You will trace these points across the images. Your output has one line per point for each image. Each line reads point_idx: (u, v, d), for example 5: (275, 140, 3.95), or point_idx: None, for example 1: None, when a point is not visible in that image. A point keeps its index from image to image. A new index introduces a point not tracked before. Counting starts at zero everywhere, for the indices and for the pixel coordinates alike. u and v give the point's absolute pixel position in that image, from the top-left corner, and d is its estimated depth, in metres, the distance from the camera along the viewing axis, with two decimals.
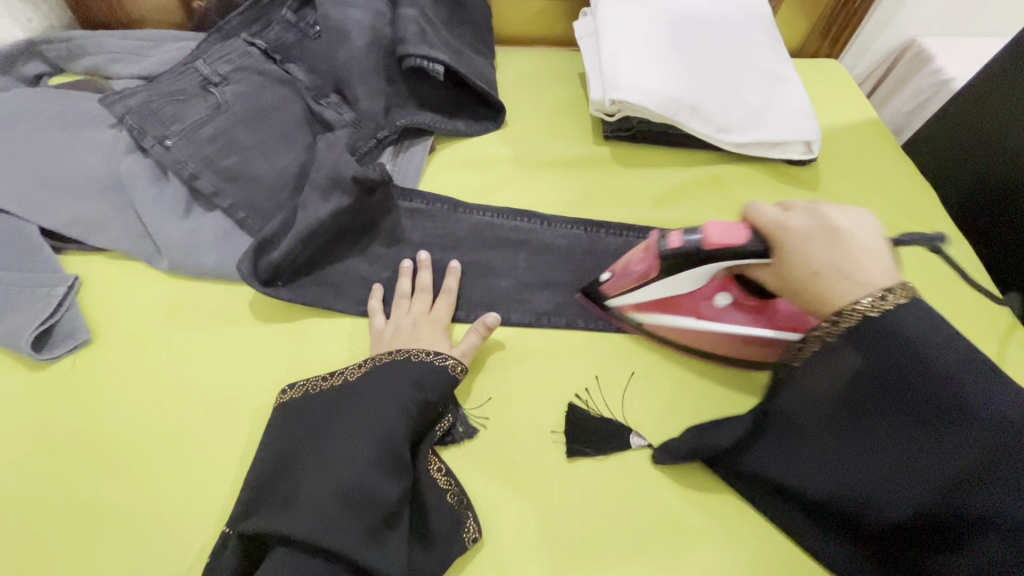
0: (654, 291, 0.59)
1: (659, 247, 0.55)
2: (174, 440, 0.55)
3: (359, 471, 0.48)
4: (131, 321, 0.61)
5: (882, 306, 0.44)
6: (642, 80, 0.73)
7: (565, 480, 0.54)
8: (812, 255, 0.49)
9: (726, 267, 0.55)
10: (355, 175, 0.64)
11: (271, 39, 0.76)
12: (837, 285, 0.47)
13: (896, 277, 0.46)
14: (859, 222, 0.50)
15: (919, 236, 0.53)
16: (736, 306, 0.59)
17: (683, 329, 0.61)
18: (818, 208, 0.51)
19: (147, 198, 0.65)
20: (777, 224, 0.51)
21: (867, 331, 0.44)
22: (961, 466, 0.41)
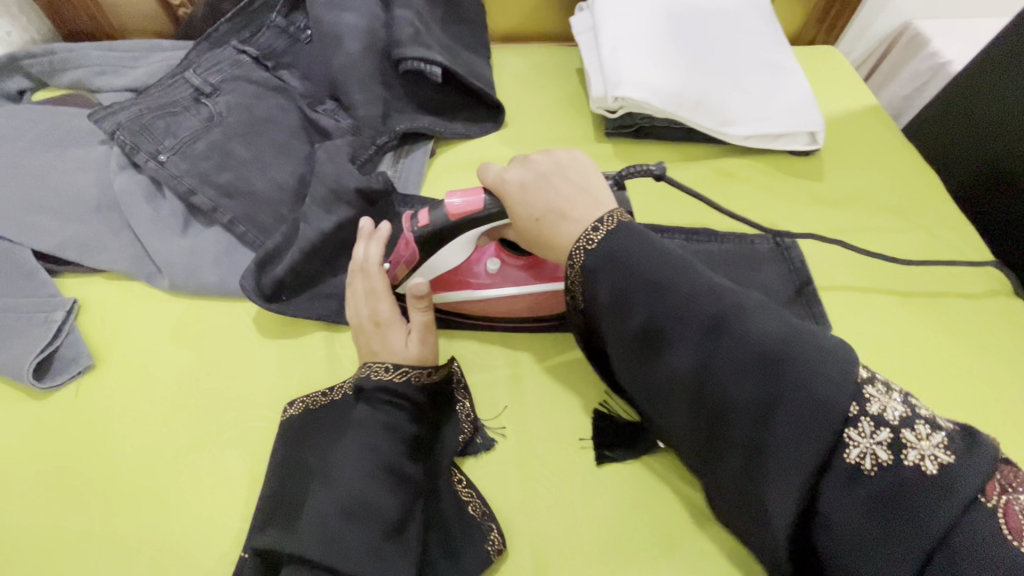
0: (427, 270, 0.59)
1: (411, 230, 0.56)
2: (184, 464, 0.53)
3: (363, 485, 0.47)
4: (133, 345, 0.59)
5: (595, 237, 0.47)
6: (644, 76, 0.71)
7: (588, 487, 0.53)
8: (530, 203, 0.52)
9: (483, 231, 0.57)
10: (358, 187, 0.63)
11: (262, 45, 0.74)
12: (557, 226, 0.50)
13: (606, 208, 0.50)
14: (566, 159, 0.54)
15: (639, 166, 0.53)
16: (503, 268, 0.61)
17: (468, 301, 0.61)
18: (529, 160, 0.54)
19: (144, 216, 0.63)
20: (498, 180, 0.54)
21: (601, 262, 0.47)
22: (809, 460, 0.36)
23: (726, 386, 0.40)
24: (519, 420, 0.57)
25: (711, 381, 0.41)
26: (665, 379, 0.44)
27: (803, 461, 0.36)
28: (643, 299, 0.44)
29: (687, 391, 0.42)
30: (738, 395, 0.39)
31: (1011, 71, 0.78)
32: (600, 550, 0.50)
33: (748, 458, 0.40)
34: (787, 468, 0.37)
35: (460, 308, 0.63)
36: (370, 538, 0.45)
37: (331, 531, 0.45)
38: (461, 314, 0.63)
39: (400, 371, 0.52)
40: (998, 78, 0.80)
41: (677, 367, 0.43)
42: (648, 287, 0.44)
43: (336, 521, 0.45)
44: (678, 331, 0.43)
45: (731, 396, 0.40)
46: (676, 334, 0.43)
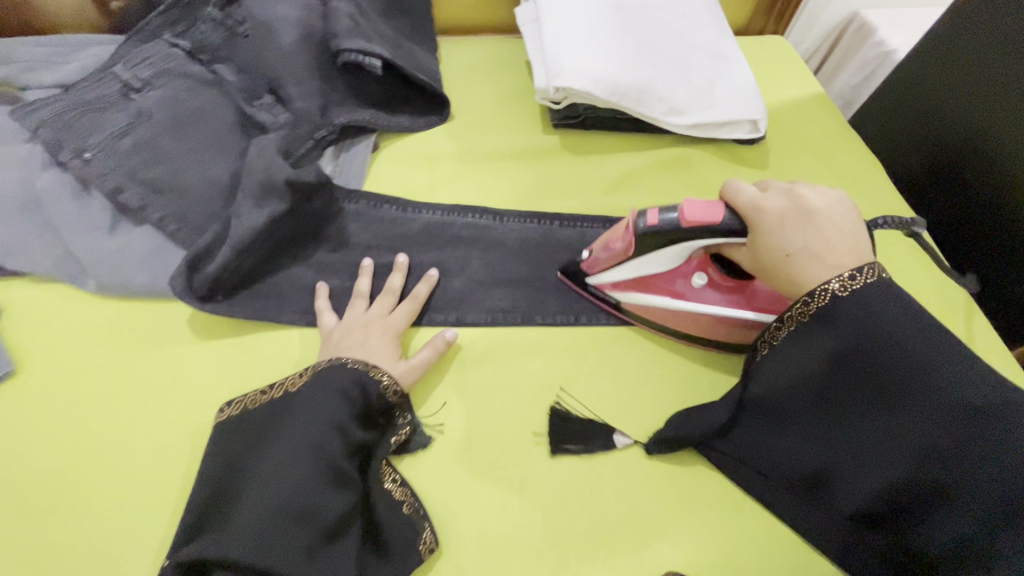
0: (631, 267, 0.58)
1: (636, 227, 0.55)
2: (109, 470, 0.52)
3: (300, 487, 0.46)
4: (59, 349, 0.57)
5: (850, 286, 0.47)
6: (586, 66, 0.71)
7: (525, 481, 0.53)
8: (787, 234, 0.50)
9: (705, 245, 0.55)
10: (289, 179, 0.61)
11: (195, 38, 0.72)
12: (808, 268, 0.49)
13: (864, 260, 0.49)
14: (833, 203, 0.52)
15: (896, 219, 0.57)
16: (712, 287, 0.58)
17: (658, 309, 0.59)
18: (797, 190, 0.52)
19: (70, 216, 0.61)
20: (753, 205, 0.51)
21: (841, 314, 0.47)
22: (941, 465, 0.43)
23: (964, 478, 0.42)
24: (458, 415, 0.56)
25: (952, 471, 0.43)
26: (861, 449, 0.47)
27: (1014, 551, 0.40)
28: (859, 376, 0.46)
29: (900, 467, 0.45)
30: (986, 492, 0.42)
31: (949, 57, 0.79)
32: (536, 543, 0.50)
33: (952, 534, 0.43)
34: (908, 464, 0.45)
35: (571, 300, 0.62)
36: (300, 538, 0.45)
37: (263, 534, 0.44)
38: (607, 305, 0.63)
39: (379, 371, 0.54)
40: (937, 66, 0.81)
41: (897, 449, 0.45)
42: (904, 373, 0.45)
43: (267, 523, 0.45)
44: (916, 417, 0.44)
45: (958, 487, 0.43)
46: (909, 420, 0.44)
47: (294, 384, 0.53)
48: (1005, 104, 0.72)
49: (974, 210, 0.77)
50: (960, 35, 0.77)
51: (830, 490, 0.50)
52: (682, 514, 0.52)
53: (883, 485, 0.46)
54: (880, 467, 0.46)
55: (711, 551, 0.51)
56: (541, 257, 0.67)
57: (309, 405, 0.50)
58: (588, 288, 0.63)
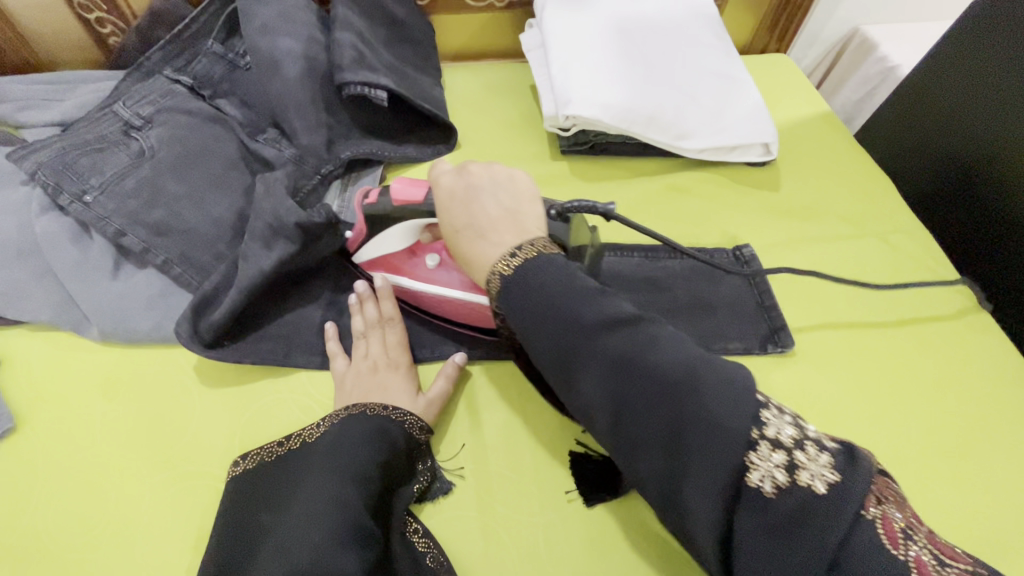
0: (372, 249, 0.60)
1: (361, 207, 0.57)
2: (116, 530, 0.50)
3: (317, 546, 0.43)
4: (60, 402, 0.55)
5: (512, 263, 0.45)
6: (594, 93, 0.70)
7: (548, 526, 0.51)
8: (454, 216, 0.51)
9: (426, 224, 0.57)
10: (299, 223, 0.59)
11: (198, 73, 0.72)
12: (471, 245, 0.49)
13: (528, 237, 0.48)
14: (505, 180, 0.52)
15: (581, 202, 0.53)
16: (447, 268, 0.59)
17: (406, 291, 0.61)
18: (466, 169, 0.52)
19: (69, 261, 0.59)
20: (434, 180, 0.54)
21: (520, 298, 0.44)
22: (651, 455, 0.38)
23: (637, 418, 0.39)
24: (478, 459, 0.54)
25: (631, 413, 0.39)
26: (575, 404, 0.42)
27: (705, 472, 0.35)
28: (541, 331, 0.43)
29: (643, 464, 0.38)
30: (654, 422, 0.38)
31: (957, 72, 0.78)
32: None
33: (660, 477, 0.37)
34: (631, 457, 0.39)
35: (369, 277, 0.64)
36: None
37: None
38: (398, 296, 0.63)
39: (400, 412, 0.53)
40: (945, 80, 0.80)
41: (591, 398, 0.41)
42: (568, 324, 0.42)
43: None
44: (580, 361, 0.41)
45: (636, 422, 0.38)
46: (611, 404, 0.40)
47: (311, 435, 0.52)
48: (1011, 119, 0.71)
49: (984, 226, 0.76)
50: (963, 50, 0.76)
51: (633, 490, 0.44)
52: None
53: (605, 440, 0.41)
54: (592, 422, 0.42)
55: None
56: None
57: (330, 457, 0.48)
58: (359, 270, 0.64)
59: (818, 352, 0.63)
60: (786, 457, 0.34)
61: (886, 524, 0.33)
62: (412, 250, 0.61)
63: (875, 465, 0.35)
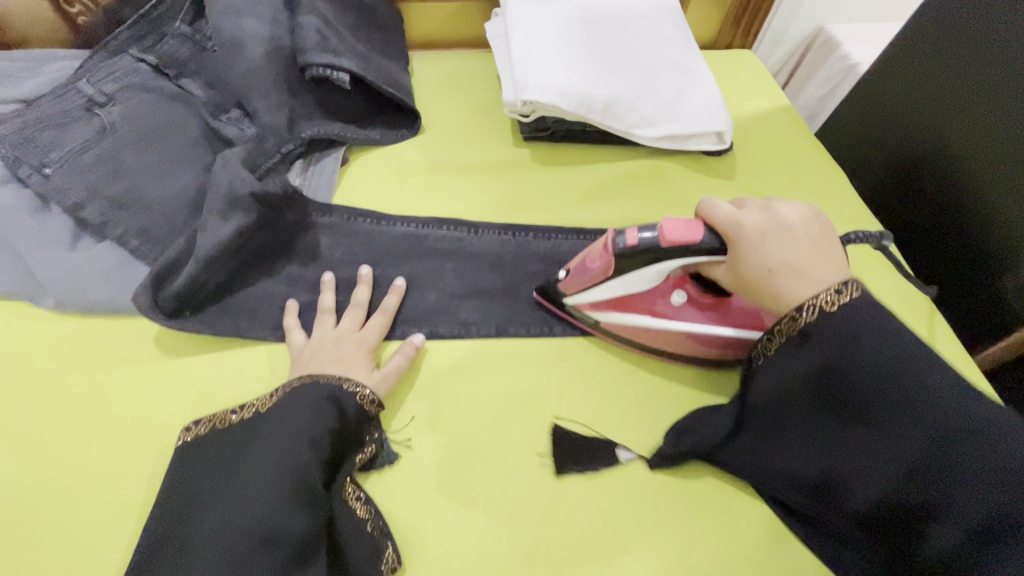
0: (613, 288, 0.57)
1: (615, 245, 0.54)
2: (66, 493, 0.51)
3: (263, 508, 0.45)
4: (16, 370, 0.56)
5: (837, 300, 0.46)
6: (553, 79, 0.72)
7: (492, 495, 0.53)
8: (769, 253, 0.49)
9: (682, 265, 0.54)
10: (254, 193, 0.61)
11: (164, 53, 0.72)
12: (790, 284, 0.48)
13: (843, 274, 0.48)
14: (809, 218, 0.51)
15: (866, 233, 0.59)
16: (692, 305, 0.58)
17: (639, 329, 0.59)
18: (774, 207, 0.52)
19: (29, 232, 0.60)
20: (732, 221, 0.51)
21: (827, 331, 0.46)
22: (946, 485, 0.41)
23: (949, 494, 0.41)
24: (428, 431, 0.56)
25: (942, 490, 0.41)
26: (850, 461, 0.46)
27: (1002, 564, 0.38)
28: (841, 390, 0.46)
29: (891, 472, 0.43)
30: (973, 508, 0.40)
31: (912, 67, 0.81)
32: (502, 558, 0.50)
33: (931, 542, 0.42)
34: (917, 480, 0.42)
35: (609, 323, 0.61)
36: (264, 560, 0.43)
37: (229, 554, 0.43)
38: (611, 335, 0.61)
39: (353, 383, 0.54)
40: (900, 75, 0.83)
41: (877, 463, 0.44)
42: (882, 393, 0.44)
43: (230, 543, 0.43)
44: (898, 429, 0.43)
45: (944, 500, 0.41)
46: (899, 429, 0.43)
47: (264, 404, 0.53)
48: (968, 104, 0.73)
49: (935, 216, 0.79)
50: (923, 38, 0.78)
51: (826, 500, 0.48)
52: (650, 526, 0.52)
53: (868, 495, 0.45)
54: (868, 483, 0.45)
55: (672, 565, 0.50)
56: (513, 270, 0.67)
57: (278, 424, 0.49)
58: (565, 307, 0.62)
59: None
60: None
61: None
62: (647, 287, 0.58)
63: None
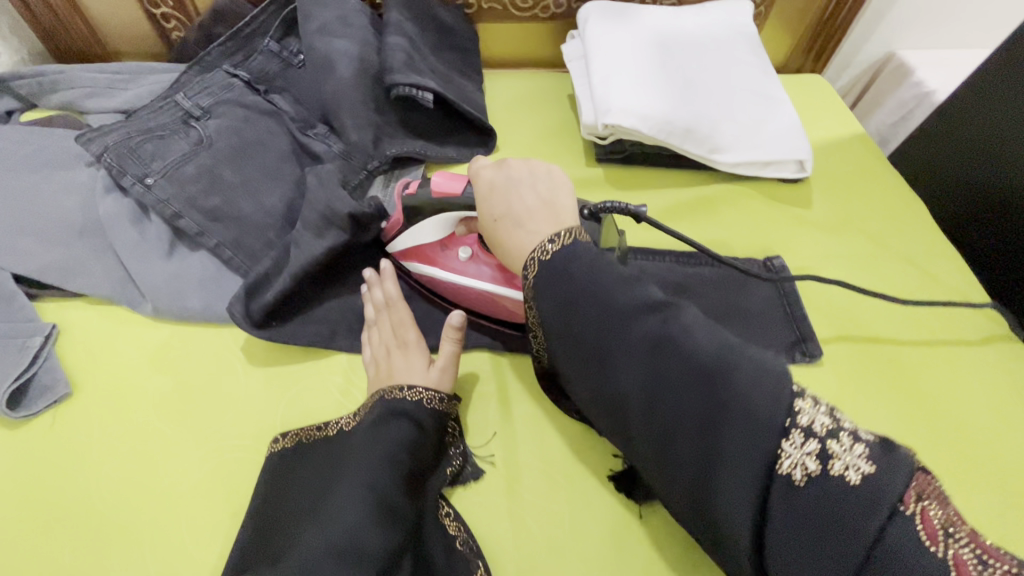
0: (407, 238, 0.63)
1: (401, 198, 0.60)
2: (162, 497, 0.52)
3: (355, 523, 0.44)
4: (115, 372, 0.58)
5: (548, 251, 0.47)
6: (633, 104, 0.72)
7: (575, 518, 0.52)
8: (494, 204, 0.54)
9: (459, 218, 0.60)
10: (351, 211, 0.61)
11: (254, 69, 0.75)
12: (509, 232, 0.52)
13: (566, 224, 0.50)
14: (558, 176, 0.54)
15: (616, 204, 0.55)
16: (478, 261, 0.62)
17: (436, 279, 0.64)
18: (506, 163, 0.56)
19: (128, 239, 0.63)
20: (475, 173, 0.57)
21: (554, 293, 0.46)
22: (724, 472, 0.36)
23: (680, 407, 0.39)
24: (509, 449, 0.56)
25: (722, 465, 0.36)
26: (609, 397, 0.43)
27: (743, 462, 0.35)
28: (574, 324, 0.45)
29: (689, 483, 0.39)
30: (696, 415, 0.38)
31: (997, 100, 0.79)
32: None
33: (694, 470, 0.38)
34: (700, 472, 0.38)
35: (429, 281, 0.65)
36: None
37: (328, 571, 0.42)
38: (427, 289, 0.66)
39: (414, 391, 0.54)
40: (984, 108, 0.81)
41: (627, 392, 0.42)
42: (570, 317, 0.45)
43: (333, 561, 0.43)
44: (618, 351, 0.43)
45: (671, 412, 0.39)
46: (669, 410, 0.40)
47: (349, 423, 0.54)
48: None
49: (1012, 251, 0.76)
50: (1017, 69, 0.75)
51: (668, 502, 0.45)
52: None
53: (636, 435, 0.42)
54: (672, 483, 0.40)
55: None
56: None
57: (366, 437, 0.50)
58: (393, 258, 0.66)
59: (851, 368, 0.63)
60: (821, 448, 0.34)
61: (925, 519, 0.31)
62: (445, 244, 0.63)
63: (917, 460, 0.33)
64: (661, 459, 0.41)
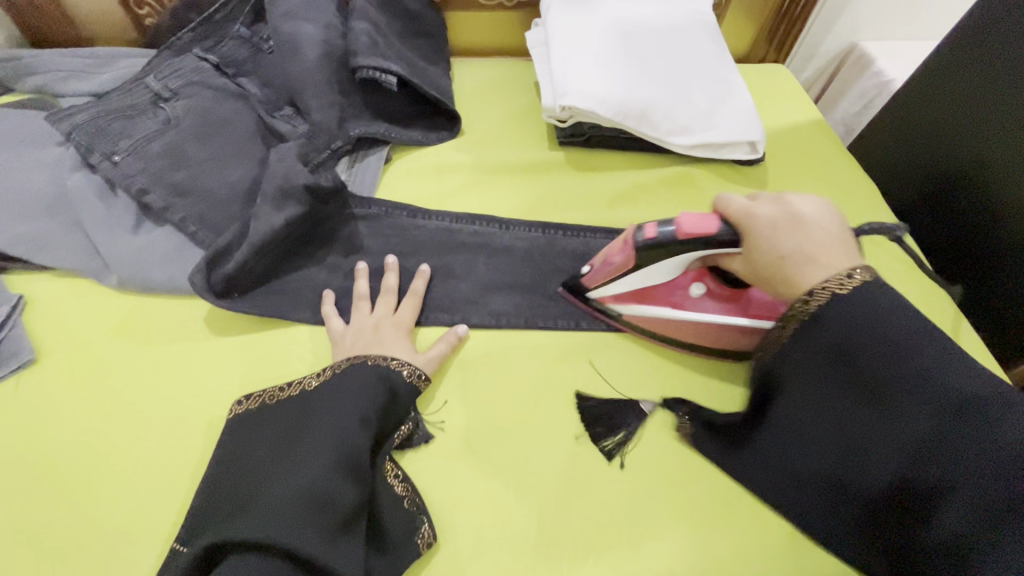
0: (632, 279, 0.60)
1: (634, 239, 0.56)
2: (122, 457, 0.54)
3: (325, 478, 0.48)
4: (80, 341, 0.60)
5: (847, 284, 0.48)
6: (590, 87, 0.74)
7: (522, 480, 0.54)
8: (782, 240, 0.52)
9: (700, 256, 0.57)
10: (307, 184, 0.65)
11: (224, 53, 0.77)
12: (802, 269, 0.50)
13: (853, 261, 0.51)
14: (820, 210, 0.55)
15: (886, 225, 0.58)
16: (709, 296, 0.61)
17: (659, 319, 0.62)
18: (784, 199, 0.55)
19: (96, 215, 0.64)
20: (745, 212, 0.54)
21: (831, 312, 0.48)
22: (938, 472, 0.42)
23: (927, 446, 0.43)
24: (459, 416, 0.58)
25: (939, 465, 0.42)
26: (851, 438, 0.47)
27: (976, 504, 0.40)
28: (841, 369, 0.47)
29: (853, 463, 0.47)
30: (981, 485, 0.40)
31: (948, 86, 0.81)
32: (533, 540, 0.51)
33: (900, 461, 0.44)
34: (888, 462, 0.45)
35: (639, 322, 0.63)
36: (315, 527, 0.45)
37: (298, 519, 0.45)
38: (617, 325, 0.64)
39: (399, 363, 0.57)
40: (934, 94, 0.83)
41: (889, 443, 0.45)
42: (894, 359, 0.45)
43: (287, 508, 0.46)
44: (861, 392, 0.46)
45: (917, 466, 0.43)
46: (883, 409, 0.45)
47: (311, 383, 0.55)
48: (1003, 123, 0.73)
49: (962, 232, 0.80)
50: (966, 56, 0.78)
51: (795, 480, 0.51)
52: (678, 515, 0.53)
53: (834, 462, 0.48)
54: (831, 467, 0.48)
55: (698, 555, 0.51)
56: (546, 266, 0.69)
57: (334, 399, 0.53)
58: (588, 302, 0.65)
59: None
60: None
61: None
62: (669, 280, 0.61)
63: None
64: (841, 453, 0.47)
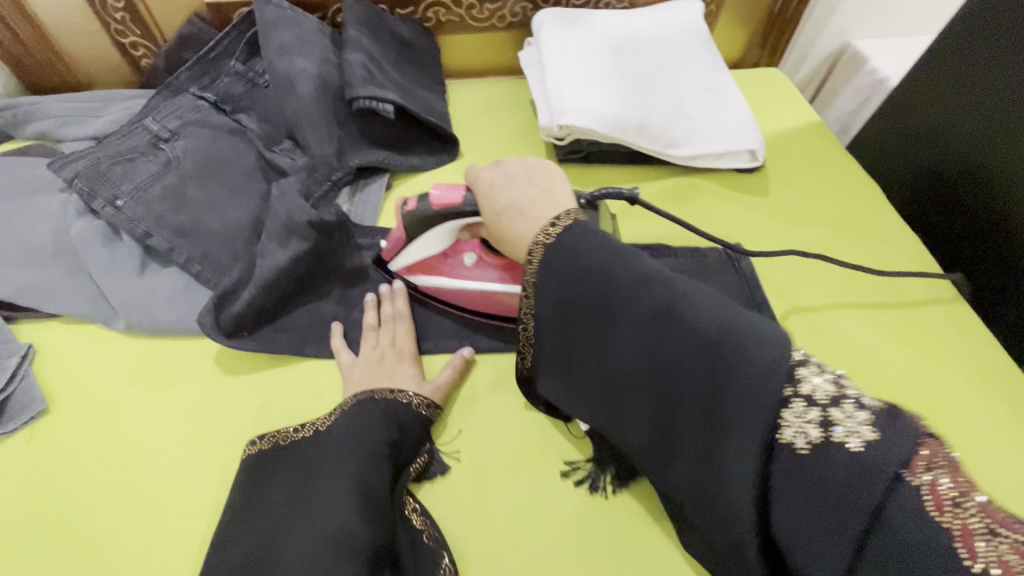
0: (411, 252, 0.64)
1: (402, 214, 0.61)
2: (137, 505, 0.54)
3: (343, 518, 0.47)
4: (90, 388, 0.60)
5: (553, 232, 0.50)
6: (587, 105, 0.74)
7: (540, 505, 0.54)
8: (495, 199, 0.56)
9: (464, 224, 0.61)
10: (311, 220, 0.65)
11: (220, 90, 0.78)
12: (512, 223, 0.53)
13: (565, 207, 0.53)
14: (538, 167, 0.57)
15: (610, 189, 0.59)
16: (484, 265, 0.64)
17: (441, 289, 0.65)
18: (502, 162, 0.58)
19: (100, 259, 0.65)
20: (473, 176, 0.59)
21: (588, 285, 0.46)
22: (747, 445, 0.37)
23: (721, 410, 0.38)
24: (473, 443, 0.57)
25: (730, 421, 0.38)
26: (657, 414, 0.43)
27: (745, 434, 0.37)
28: (576, 331, 0.47)
29: (668, 445, 0.42)
30: (786, 441, 0.35)
31: (944, 87, 0.81)
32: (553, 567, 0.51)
33: (704, 437, 0.39)
34: (694, 436, 0.40)
35: (441, 294, 0.66)
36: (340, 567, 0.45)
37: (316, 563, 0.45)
38: (437, 300, 0.67)
39: (405, 394, 0.57)
40: (932, 95, 0.83)
41: (686, 409, 0.41)
42: (644, 318, 0.44)
43: (313, 551, 0.46)
44: (645, 348, 0.43)
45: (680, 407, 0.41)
46: (667, 378, 0.42)
47: (324, 424, 0.55)
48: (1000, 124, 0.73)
49: (965, 232, 0.79)
50: (965, 55, 0.78)
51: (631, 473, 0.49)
52: None
53: (654, 439, 0.43)
54: (647, 454, 0.45)
55: None
56: None
57: (349, 435, 0.52)
58: (395, 275, 0.67)
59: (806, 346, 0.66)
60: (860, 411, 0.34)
61: (935, 492, 0.30)
62: (448, 252, 0.65)
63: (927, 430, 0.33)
64: (658, 439, 0.43)
